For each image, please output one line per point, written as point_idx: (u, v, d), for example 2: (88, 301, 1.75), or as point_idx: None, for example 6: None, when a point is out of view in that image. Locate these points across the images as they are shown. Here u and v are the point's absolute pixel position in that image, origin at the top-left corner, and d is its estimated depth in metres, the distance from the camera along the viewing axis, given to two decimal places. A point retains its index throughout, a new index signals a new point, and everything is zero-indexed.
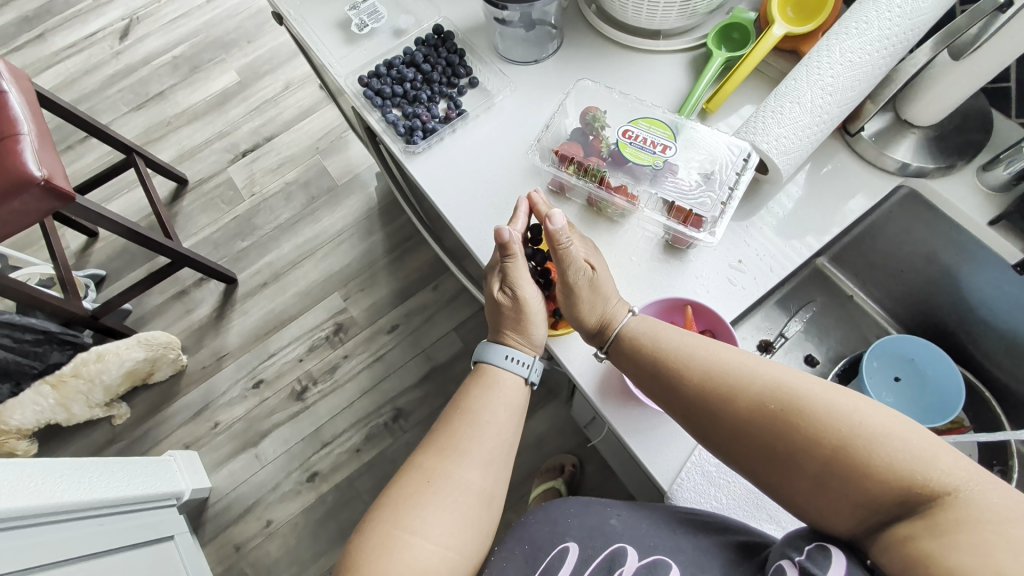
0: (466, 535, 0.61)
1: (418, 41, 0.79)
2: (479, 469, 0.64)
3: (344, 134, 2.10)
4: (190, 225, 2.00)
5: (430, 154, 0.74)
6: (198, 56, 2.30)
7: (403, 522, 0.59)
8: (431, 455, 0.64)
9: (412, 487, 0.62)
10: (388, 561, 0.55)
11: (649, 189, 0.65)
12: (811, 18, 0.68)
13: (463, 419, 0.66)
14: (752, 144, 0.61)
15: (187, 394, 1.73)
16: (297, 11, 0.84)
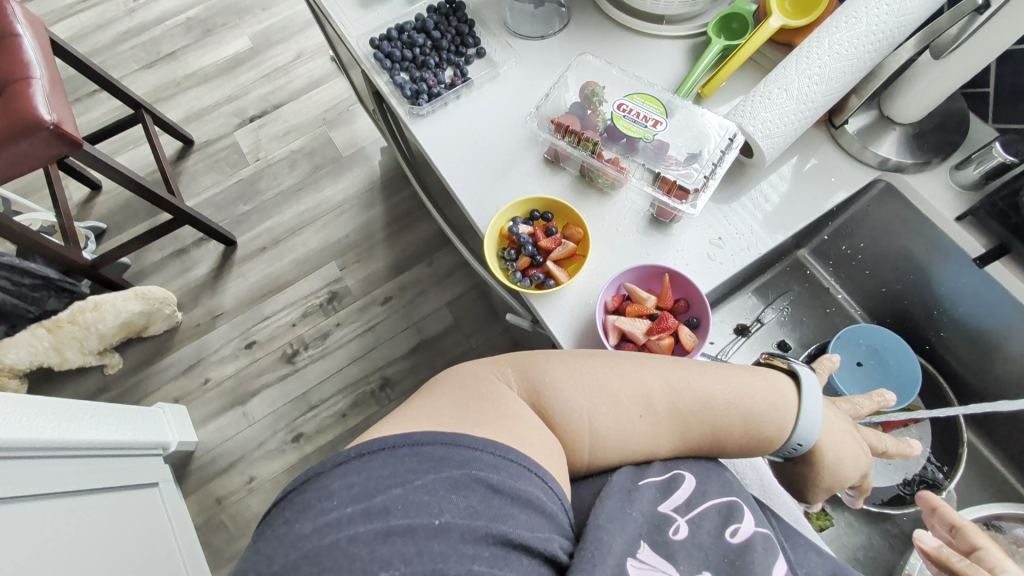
0: (615, 451, 0.60)
1: (430, 9, 0.82)
2: (676, 423, 0.61)
3: (351, 107, 2.12)
4: (193, 185, 2.02)
5: (433, 117, 0.77)
6: (211, 20, 2.31)
7: (602, 408, 0.59)
8: (671, 390, 0.61)
9: (634, 401, 0.60)
10: (559, 429, 0.58)
11: (639, 161, 0.68)
12: (807, 13, 0.71)
13: (719, 395, 0.61)
14: (740, 126, 0.64)
15: (180, 350, 1.76)
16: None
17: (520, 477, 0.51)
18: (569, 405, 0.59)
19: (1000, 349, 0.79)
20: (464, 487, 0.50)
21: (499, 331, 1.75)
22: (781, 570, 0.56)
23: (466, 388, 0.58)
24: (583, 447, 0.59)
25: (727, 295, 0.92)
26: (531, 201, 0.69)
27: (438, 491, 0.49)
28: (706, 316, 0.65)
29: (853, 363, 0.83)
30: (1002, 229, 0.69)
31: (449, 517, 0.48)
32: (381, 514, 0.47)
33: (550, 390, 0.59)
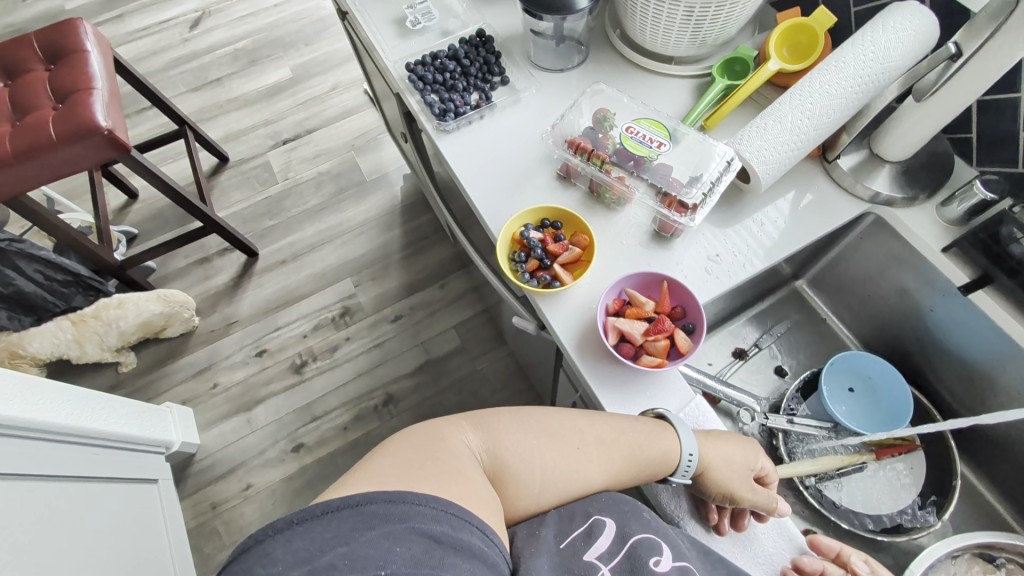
0: (553, 498, 0.62)
1: (461, 40, 0.90)
2: (605, 473, 0.62)
3: (379, 136, 2.25)
4: (224, 199, 2.13)
5: (458, 133, 0.84)
6: (257, 51, 2.50)
7: (546, 454, 0.61)
8: (605, 433, 0.63)
9: (568, 444, 0.63)
10: (501, 472, 0.60)
11: (645, 178, 0.74)
12: (804, 57, 0.78)
13: (648, 437, 0.64)
14: (737, 152, 0.70)
15: (193, 354, 1.81)
16: (362, 6, 0.97)
17: (461, 528, 0.51)
18: (512, 456, 0.61)
19: (992, 385, 0.80)
20: (409, 538, 0.49)
21: (505, 355, 1.77)
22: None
23: (421, 440, 0.59)
24: (518, 497, 0.60)
25: (724, 320, 0.96)
26: (542, 210, 0.75)
27: (385, 543, 0.48)
28: (701, 321, 0.66)
29: (845, 389, 0.86)
30: (986, 259, 0.73)
31: (393, 568, 0.46)
32: (325, 572, 0.45)
33: (497, 443, 0.61)
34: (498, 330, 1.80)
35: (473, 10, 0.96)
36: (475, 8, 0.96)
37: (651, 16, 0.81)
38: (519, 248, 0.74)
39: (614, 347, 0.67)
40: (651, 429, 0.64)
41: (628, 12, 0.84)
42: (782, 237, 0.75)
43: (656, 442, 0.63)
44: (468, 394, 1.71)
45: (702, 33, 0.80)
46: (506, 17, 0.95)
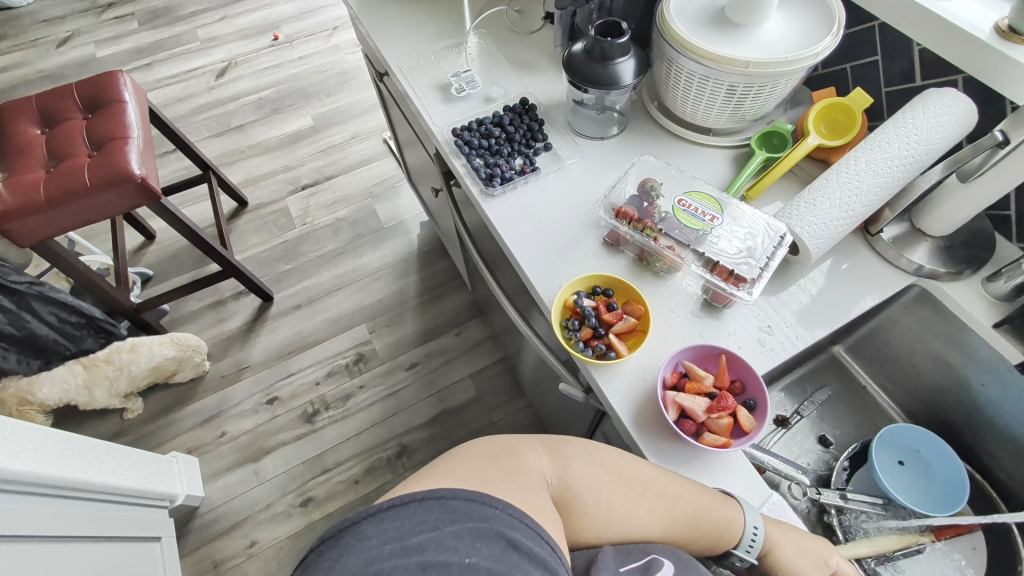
0: (610, 538, 0.60)
1: (506, 108, 0.94)
2: (665, 524, 0.60)
3: (397, 184, 2.29)
4: (241, 242, 2.14)
5: (503, 199, 0.85)
6: (280, 101, 2.58)
7: (613, 493, 0.60)
8: (669, 478, 0.62)
9: (634, 483, 0.61)
10: (568, 502, 0.59)
11: (697, 250, 0.74)
12: (842, 133, 0.80)
13: (707, 488, 0.62)
14: (787, 226, 0.71)
15: (201, 400, 1.77)
16: (407, 73, 1.01)
17: (534, 539, 0.52)
18: (582, 487, 0.59)
19: None
20: (488, 538, 0.50)
21: (522, 407, 1.74)
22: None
23: (496, 449, 0.59)
24: (578, 531, 0.59)
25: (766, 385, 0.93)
26: (592, 278, 0.75)
27: (466, 539, 0.50)
28: (763, 398, 0.65)
29: (894, 462, 0.83)
30: None
31: (477, 559, 0.49)
32: (417, 550, 0.49)
33: (567, 471, 0.59)
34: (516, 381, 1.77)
35: (515, 80, 1.00)
36: (516, 77, 1.01)
37: (691, 91, 0.85)
38: (569, 315, 0.73)
39: (673, 423, 0.64)
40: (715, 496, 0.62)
41: (670, 86, 0.88)
42: (830, 310, 0.75)
43: (715, 501, 0.62)
44: None
45: (741, 108, 0.84)
46: (546, 86, 0.99)
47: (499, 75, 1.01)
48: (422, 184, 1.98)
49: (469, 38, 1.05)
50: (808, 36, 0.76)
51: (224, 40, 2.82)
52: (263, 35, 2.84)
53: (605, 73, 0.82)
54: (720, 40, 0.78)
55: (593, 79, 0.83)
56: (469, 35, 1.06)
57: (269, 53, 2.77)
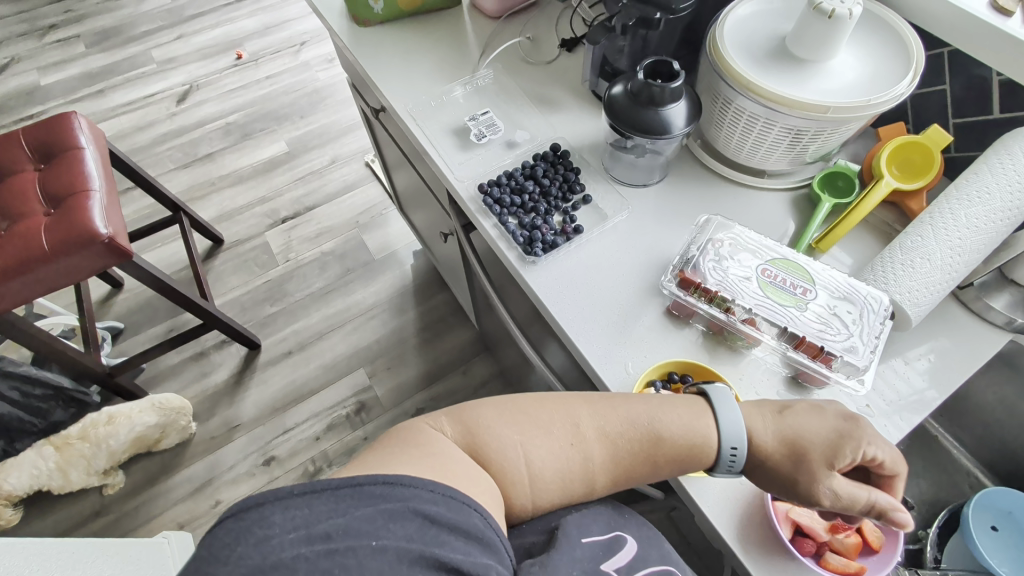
0: (550, 494, 0.55)
1: (538, 156, 0.83)
2: (607, 470, 0.56)
3: (385, 211, 2.15)
4: (219, 285, 1.97)
5: (549, 268, 0.75)
6: (249, 125, 2.40)
7: (538, 446, 0.54)
8: (594, 416, 0.57)
9: (560, 429, 0.55)
10: (488, 465, 0.53)
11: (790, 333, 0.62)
12: (917, 174, 0.73)
13: (642, 411, 0.57)
14: (885, 293, 0.62)
15: (190, 466, 1.62)
16: (417, 117, 0.90)
17: (460, 511, 0.46)
18: (501, 450, 0.53)
19: None
20: (404, 516, 0.43)
21: None
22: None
23: (407, 433, 0.52)
24: (508, 499, 0.53)
25: None
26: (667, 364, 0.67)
27: (381, 520, 0.42)
28: None
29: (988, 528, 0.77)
30: None
31: (390, 540, 0.42)
32: (324, 538, 0.40)
33: (480, 437, 0.53)
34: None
35: (538, 119, 0.90)
36: (541, 116, 0.90)
37: (744, 133, 0.75)
38: None
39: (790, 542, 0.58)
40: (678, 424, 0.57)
41: (720, 127, 0.79)
42: (936, 377, 0.66)
43: (668, 420, 0.57)
44: None
45: (804, 152, 0.75)
46: (574, 127, 0.89)
47: (520, 116, 0.90)
48: (413, 211, 1.83)
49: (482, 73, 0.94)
50: (883, 73, 0.68)
51: (183, 60, 2.62)
52: (225, 53, 2.65)
53: (654, 119, 0.72)
54: (784, 79, 0.69)
55: (639, 126, 0.72)
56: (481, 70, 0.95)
57: (233, 73, 2.58)
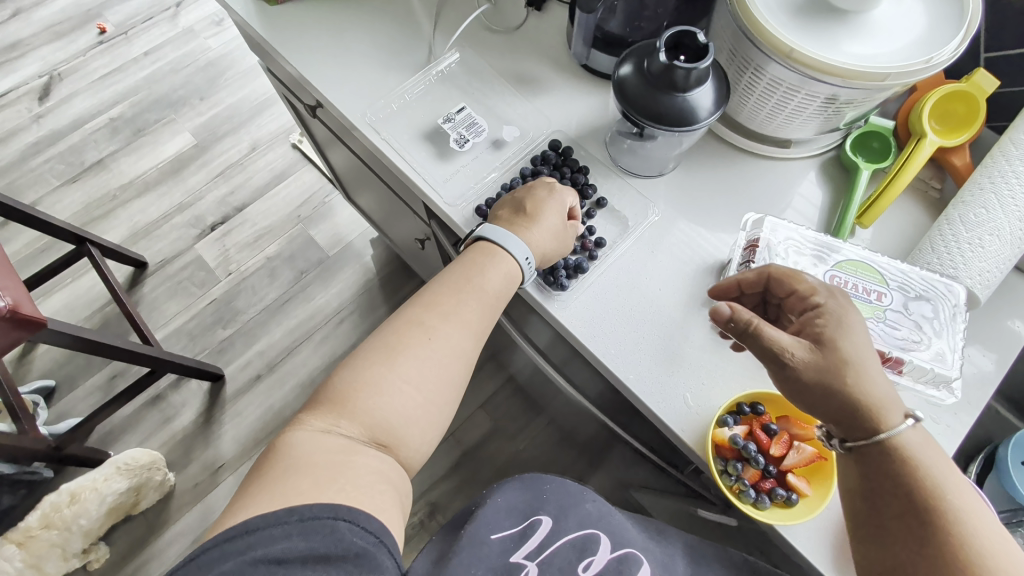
0: (445, 393, 0.57)
1: (538, 160, 0.72)
2: (467, 337, 0.58)
3: (327, 198, 1.88)
4: (156, 315, 1.71)
5: (579, 303, 0.65)
6: (140, 117, 2.00)
7: (397, 367, 0.54)
8: (430, 312, 0.58)
9: (405, 337, 0.56)
10: (366, 407, 0.52)
11: (881, 339, 0.55)
12: (958, 126, 0.67)
13: (462, 281, 0.60)
14: (956, 281, 0.57)
15: (180, 520, 1.48)
16: (379, 125, 0.75)
17: (318, 533, 0.44)
18: (379, 400, 0.53)
19: None
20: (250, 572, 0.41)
21: (545, 425, 1.49)
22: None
23: (265, 471, 0.49)
24: (416, 430, 0.54)
25: None
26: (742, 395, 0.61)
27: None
28: None
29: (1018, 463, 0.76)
30: None
31: None
32: None
33: (356, 404, 0.52)
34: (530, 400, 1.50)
35: (522, 106, 0.77)
36: (527, 102, 0.77)
37: (771, 105, 0.66)
38: (723, 453, 0.60)
39: None
40: (501, 280, 0.61)
41: (743, 95, 0.68)
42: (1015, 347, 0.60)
43: (487, 279, 0.60)
44: None
45: (838, 119, 0.66)
46: (564, 109, 0.76)
47: (502, 104, 0.77)
48: (357, 191, 1.51)
49: (447, 57, 0.79)
50: (933, 24, 0.59)
51: (31, 44, 2.10)
52: (84, 28, 2.14)
53: (677, 109, 0.60)
54: (820, 37, 0.58)
55: (662, 120, 0.60)
56: (445, 52, 0.79)
57: (101, 53, 2.10)
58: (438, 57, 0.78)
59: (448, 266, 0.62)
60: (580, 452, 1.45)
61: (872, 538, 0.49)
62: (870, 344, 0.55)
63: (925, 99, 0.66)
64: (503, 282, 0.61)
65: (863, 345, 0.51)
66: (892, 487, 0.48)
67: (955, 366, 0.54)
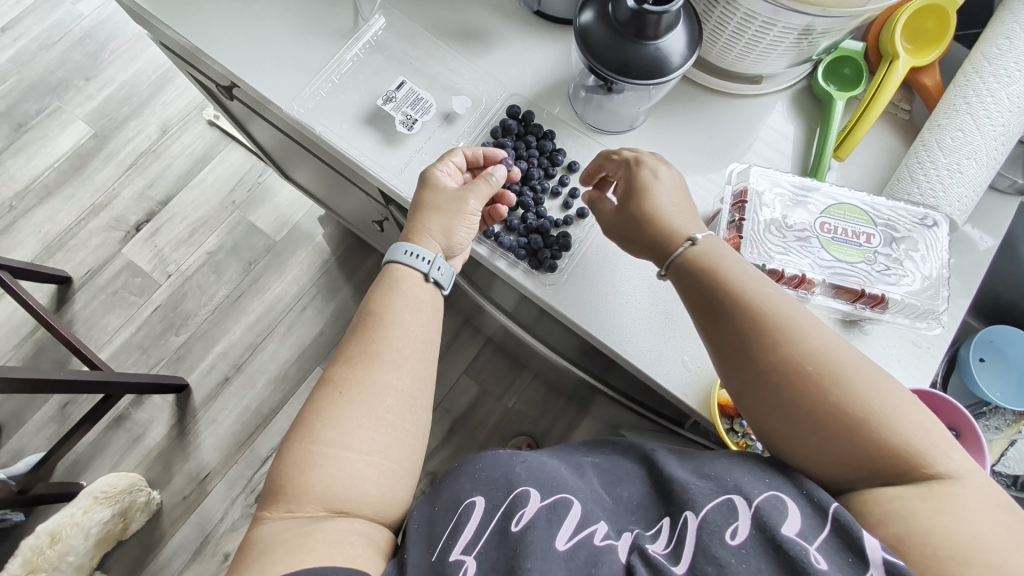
0: (396, 440, 0.54)
1: (501, 132, 0.68)
2: (397, 379, 0.55)
3: (260, 178, 1.72)
4: (96, 332, 1.56)
5: (572, 283, 0.63)
6: (18, 109, 1.70)
7: (319, 436, 0.51)
8: (342, 365, 0.56)
9: (328, 399, 0.54)
10: (315, 479, 0.50)
11: (877, 282, 0.58)
12: (928, 44, 0.66)
13: (370, 323, 0.57)
14: (938, 211, 0.60)
15: (176, 535, 1.41)
16: (312, 119, 0.67)
17: None
18: (323, 470, 0.50)
19: None
20: None
21: (531, 379, 1.49)
22: (798, 522, 0.43)
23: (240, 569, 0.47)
24: (376, 485, 0.52)
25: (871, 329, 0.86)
26: None
27: None
28: (967, 425, 0.58)
29: (975, 360, 0.81)
30: None
31: None
32: None
33: (304, 482, 0.50)
34: (512, 357, 1.49)
35: (469, 69, 0.70)
36: (474, 63, 0.70)
37: (744, 43, 0.61)
38: (727, 413, 0.61)
39: None
40: (427, 298, 0.60)
41: (711, 36, 0.63)
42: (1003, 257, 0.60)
43: (393, 314, 0.57)
44: (512, 440, 1.45)
45: (811, 49, 0.62)
46: (517, 65, 0.70)
47: (446, 71, 0.71)
48: (292, 167, 1.36)
49: (372, 24, 0.70)
50: None
51: None
52: None
53: (648, 58, 0.54)
54: None
55: (631, 71, 0.55)
56: (367, 20, 0.70)
57: None
58: (366, 21, 0.70)
59: (355, 317, 0.58)
60: (568, 399, 1.47)
61: (712, 340, 0.52)
62: (864, 288, 0.57)
63: (897, 17, 0.65)
64: (414, 307, 0.58)
65: (661, 200, 0.57)
66: (716, 285, 0.51)
67: (941, 299, 0.58)
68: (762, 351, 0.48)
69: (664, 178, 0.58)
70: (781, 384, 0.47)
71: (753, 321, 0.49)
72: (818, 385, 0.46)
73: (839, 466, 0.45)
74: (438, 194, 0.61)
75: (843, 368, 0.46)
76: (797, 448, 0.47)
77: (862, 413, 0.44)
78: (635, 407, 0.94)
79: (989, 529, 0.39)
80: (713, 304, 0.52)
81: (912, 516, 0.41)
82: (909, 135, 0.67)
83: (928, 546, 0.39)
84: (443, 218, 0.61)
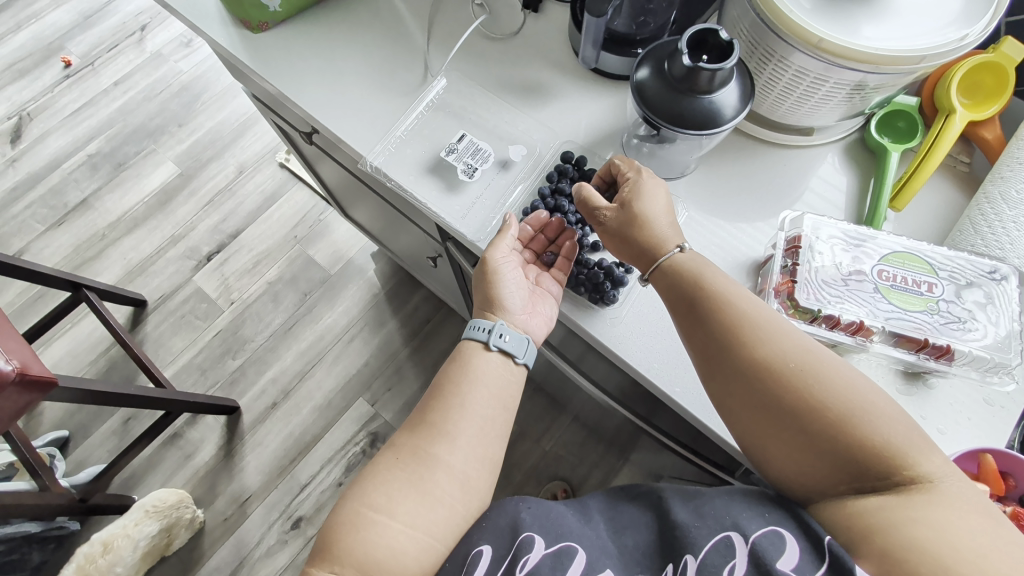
0: (441, 514, 0.54)
1: (557, 176, 0.72)
2: (451, 451, 0.57)
3: (322, 215, 1.84)
4: (163, 352, 1.67)
5: (618, 321, 0.65)
6: (119, 151, 1.92)
7: (371, 498, 0.54)
8: (404, 434, 0.59)
9: (384, 464, 0.57)
10: (356, 542, 0.52)
11: (944, 335, 0.56)
12: (987, 98, 0.66)
13: (433, 395, 0.60)
14: (1004, 260, 0.59)
15: (214, 555, 1.44)
16: (386, 168, 0.73)
17: None
18: (364, 532, 0.52)
19: None
20: None
21: (569, 423, 1.47)
22: (794, 557, 0.46)
23: None
24: (412, 556, 0.52)
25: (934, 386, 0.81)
26: None
27: None
28: None
29: None
30: None
31: None
32: None
33: (347, 544, 0.52)
34: (551, 398, 1.48)
35: (526, 120, 0.76)
36: (527, 115, 0.76)
37: (798, 94, 0.63)
38: None
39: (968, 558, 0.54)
40: (496, 369, 0.62)
41: (763, 90, 0.66)
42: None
43: (454, 388, 0.60)
44: (549, 484, 1.41)
45: (864, 103, 0.64)
46: (573, 116, 0.75)
47: (503, 123, 0.77)
48: (352, 205, 1.46)
49: (433, 85, 0.77)
50: None
51: None
52: (47, 63, 2.04)
53: (701, 111, 0.57)
54: (843, 19, 0.55)
55: (684, 122, 0.58)
56: (429, 82, 0.77)
57: (70, 87, 2.01)
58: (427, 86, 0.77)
59: (427, 388, 0.62)
60: (606, 445, 1.44)
61: (702, 353, 0.55)
62: (927, 338, 0.56)
63: (952, 73, 0.66)
64: (478, 389, 0.60)
65: (648, 206, 0.61)
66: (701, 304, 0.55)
67: (1014, 352, 0.56)
68: (747, 358, 0.52)
69: (659, 189, 0.62)
70: (765, 388, 0.50)
71: (735, 329, 0.53)
72: (796, 395, 0.49)
73: (819, 472, 0.49)
74: (485, 268, 0.65)
75: (822, 374, 0.49)
76: (792, 451, 0.50)
77: (833, 420, 0.48)
78: (680, 454, 0.91)
79: (965, 538, 0.42)
80: (694, 321, 0.55)
81: (888, 527, 0.44)
82: (970, 187, 0.67)
83: (909, 561, 0.42)
84: (484, 291, 0.65)
